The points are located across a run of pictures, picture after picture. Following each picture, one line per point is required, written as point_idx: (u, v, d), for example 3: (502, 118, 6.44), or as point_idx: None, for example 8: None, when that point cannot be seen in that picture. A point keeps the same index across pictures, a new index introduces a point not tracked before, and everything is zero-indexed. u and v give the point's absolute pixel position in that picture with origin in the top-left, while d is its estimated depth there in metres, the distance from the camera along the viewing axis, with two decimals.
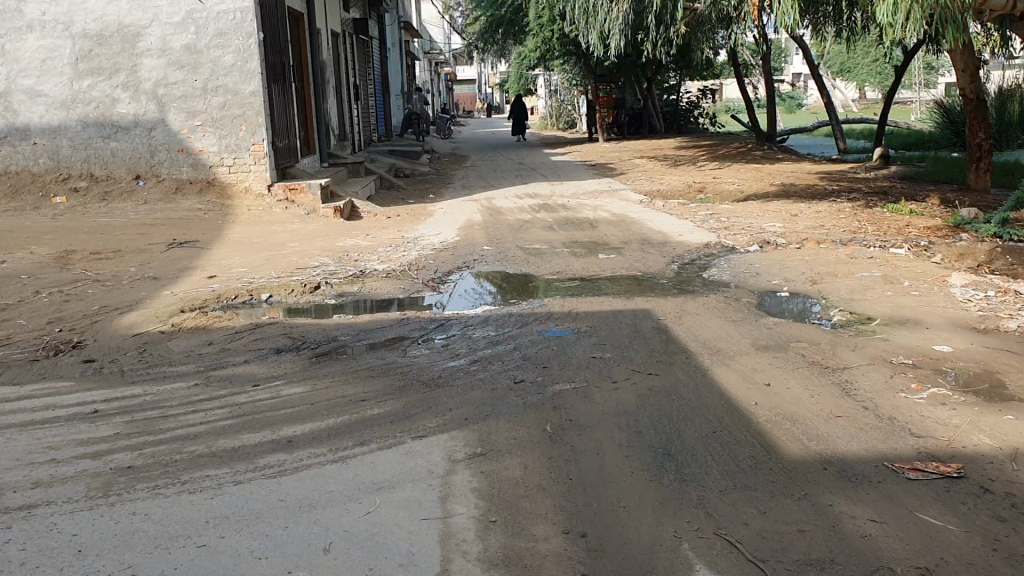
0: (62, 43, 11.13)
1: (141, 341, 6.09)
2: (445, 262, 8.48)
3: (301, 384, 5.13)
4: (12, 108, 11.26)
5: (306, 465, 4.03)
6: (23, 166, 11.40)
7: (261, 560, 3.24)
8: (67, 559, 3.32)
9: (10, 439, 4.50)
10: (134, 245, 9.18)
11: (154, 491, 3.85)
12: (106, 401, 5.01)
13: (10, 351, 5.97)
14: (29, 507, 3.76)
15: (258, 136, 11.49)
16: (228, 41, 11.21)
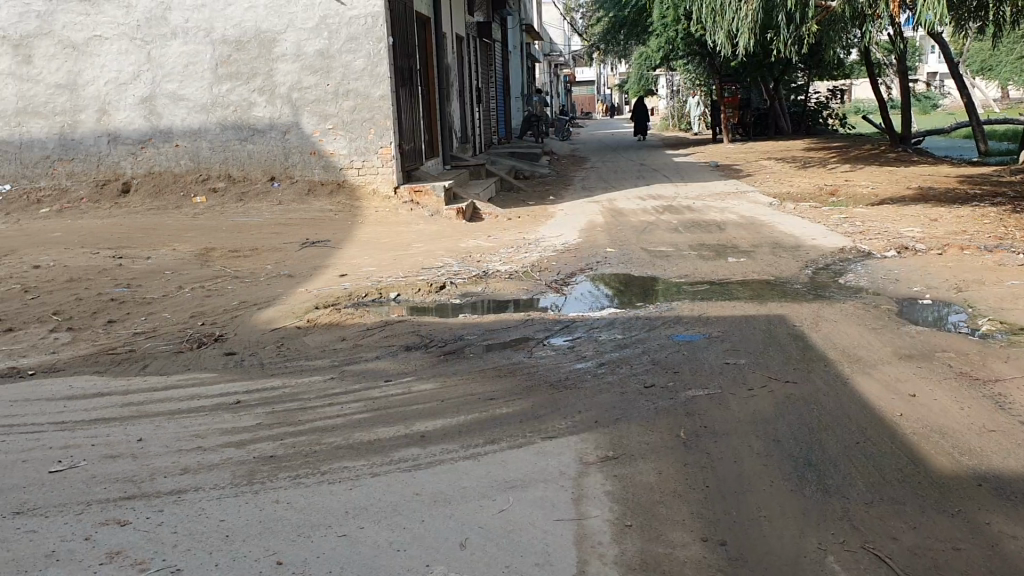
0: (203, 48, 11.64)
1: (278, 336, 6.30)
2: (569, 264, 8.47)
3: (432, 381, 5.19)
4: (156, 112, 11.82)
5: (440, 460, 4.08)
6: (166, 167, 11.97)
7: (399, 552, 3.30)
8: (216, 543, 3.46)
9: (159, 427, 4.73)
10: (271, 244, 9.52)
11: (296, 480, 3.98)
12: (248, 392, 5.20)
13: (157, 343, 6.27)
14: (179, 492, 3.94)
15: (386, 140, 11.74)
16: (359, 46, 11.49)
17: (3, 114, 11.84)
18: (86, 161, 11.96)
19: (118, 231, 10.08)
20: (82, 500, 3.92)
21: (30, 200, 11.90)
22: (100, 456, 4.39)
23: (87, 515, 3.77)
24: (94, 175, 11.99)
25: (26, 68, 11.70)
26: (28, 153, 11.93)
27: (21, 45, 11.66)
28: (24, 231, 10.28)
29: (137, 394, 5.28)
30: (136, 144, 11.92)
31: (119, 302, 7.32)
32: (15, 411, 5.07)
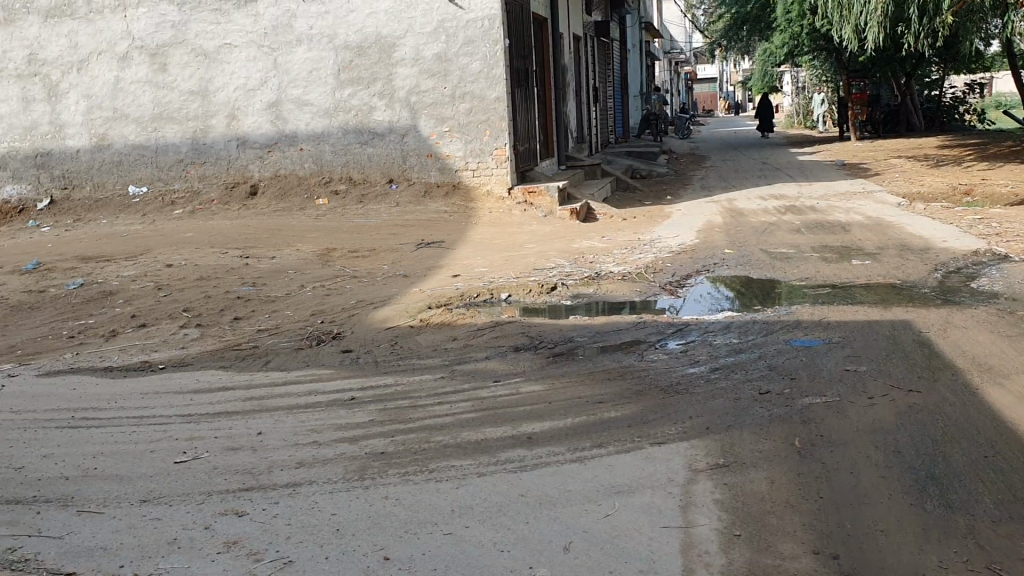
0: (326, 54, 11.99)
1: (392, 334, 6.43)
2: (684, 265, 8.33)
3: (540, 383, 5.20)
4: (282, 117, 12.24)
5: (546, 462, 4.08)
6: (291, 170, 12.40)
7: (502, 553, 3.32)
8: (327, 536, 3.57)
9: (277, 421, 4.90)
10: (388, 244, 9.72)
11: (404, 477, 4.05)
12: (362, 389, 5.33)
13: (279, 340, 6.50)
14: (293, 484, 4.08)
15: (501, 141, 11.81)
16: (476, 49, 11.61)
17: (140, 120, 12.49)
18: (217, 164, 12.50)
19: (245, 232, 10.49)
20: (204, 490, 4.11)
21: (165, 201, 12.52)
22: (222, 448, 4.58)
23: (208, 505, 3.96)
24: (224, 178, 12.51)
25: (162, 77, 12.32)
26: (164, 157, 12.55)
27: (157, 54, 12.29)
28: (159, 231, 10.83)
29: (258, 389, 5.49)
30: (263, 148, 12.38)
31: (244, 300, 7.62)
32: (146, 403, 5.35)
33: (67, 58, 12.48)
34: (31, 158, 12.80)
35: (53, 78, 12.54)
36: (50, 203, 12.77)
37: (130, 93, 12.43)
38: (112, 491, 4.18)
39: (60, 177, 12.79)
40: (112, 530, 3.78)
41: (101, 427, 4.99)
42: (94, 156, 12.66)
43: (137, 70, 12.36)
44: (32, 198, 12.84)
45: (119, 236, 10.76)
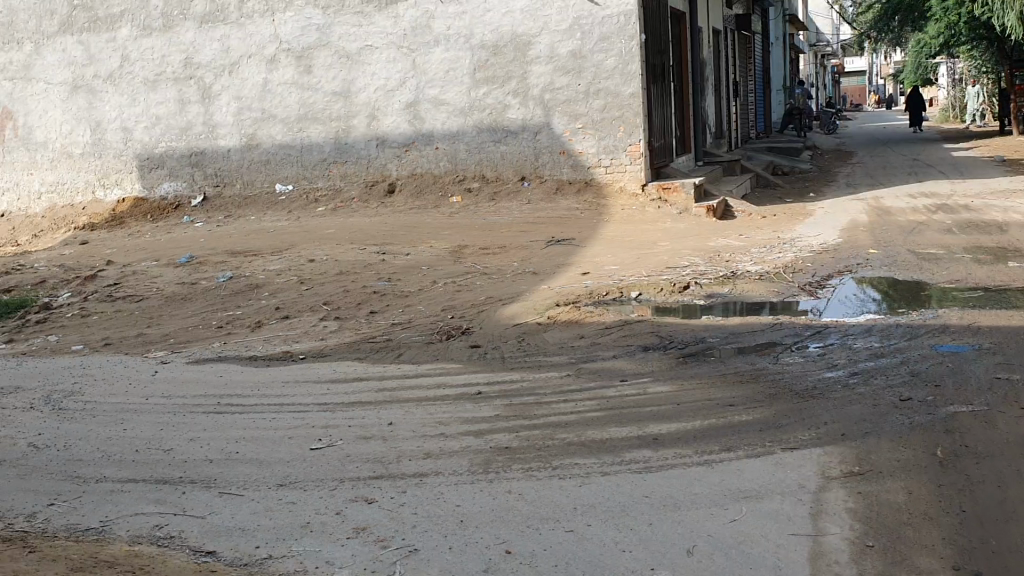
0: (463, 54, 12.18)
1: (520, 331, 6.47)
2: (824, 266, 8.03)
3: (669, 383, 5.12)
4: (419, 116, 12.51)
5: (672, 464, 4.01)
6: (427, 169, 12.64)
7: (624, 553, 3.30)
8: (451, 527, 3.64)
9: (406, 413, 5.01)
10: (519, 242, 9.79)
11: (528, 473, 4.08)
12: (489, 384, 5.39)
13: (410, 334, 6.65)
14: (421, 475, 4.17)
15: (636, 137, 11.70)
16: (612, 45, 11.56)
17: (287, 120, 13.00)
18: (357, 164, 12.87)
19: (382, 229, 10.77)
20: (336, 477, 4.26)
21: (309, 199, 13.00)
22: (355, 437, 4.72)
23: (340, 491, 4.10)
24: (364, 176, 12.87)
25: (307, 78, 12.81)
26: (308, 156, 13.02)
27: (303, 57, 12.78)
28: (303, 228, 11.23)
29: (390, 381, 5.63)
30: (401, 147, 12.67)
31: (379, 295, 7.82)
32: (285, 391, 5.58)
33: (220, 61, 13.12)
34: (186, 157, 13.49)
35: (207, 81, 13.20)
36: (203, 200, 13.44)
37: (277, 95, 12.96)
38: (252, 474, 4.37)
39: (213, 175, 13.43)
40: (251, 512, 3.96)
41: (244, 413, 5.23)
42: (243, 155, 13.25)
43: (284, 72, 12.89)
44: (187, 195, 13.54)
45: (265, 232, 11.22)
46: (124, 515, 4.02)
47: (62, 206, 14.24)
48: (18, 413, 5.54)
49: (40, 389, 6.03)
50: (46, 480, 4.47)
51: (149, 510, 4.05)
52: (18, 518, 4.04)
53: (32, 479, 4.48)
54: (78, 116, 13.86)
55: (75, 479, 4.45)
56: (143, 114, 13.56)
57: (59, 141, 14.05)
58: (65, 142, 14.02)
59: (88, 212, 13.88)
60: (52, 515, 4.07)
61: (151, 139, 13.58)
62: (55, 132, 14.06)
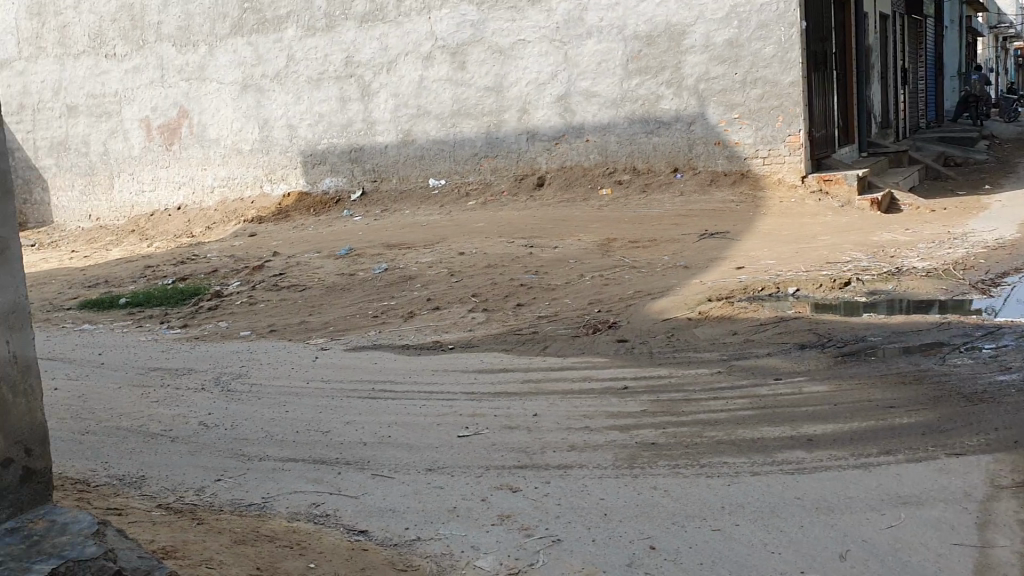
0: (616, 46, 12.15)
1: (670, 326, 6.38)
2: (999, 262, 7.52)
3: (825, 383, 4.93)
4: (571, 109, 12.53)
5: (826, 466, 3.86)
6: (577, 161, 12.63)
7: (773, 554, 3.21)
8: (595, 520, 3.65)
9: (552, 404, 5.04)
10: (670, 235, 9.65)
11: (674, 469, 4.02)
12: (636, 379, 5.34)
13: (558, 327, 6.67)
14: (565, 466, 4.19)
15: (795, 127, 11.36)
16: (770, 32, 11.30)
17: (441, 116, 13.27)
18: (508, 158, 13.00)
19: (532, 222, 10.84)
20: (482, 465, 4.33)
21: (461, 193, 13.20)
22: (500, 426, 4.78)
23: (485, 478, 4.17)
24: (514, 170, 12.99)
25: (461, 74, 13.04)
26: (462, 151, 13.24)
27: (457, 53, 13.02)
28: (455, 221, 11.44)
29: (537, 373, 5.66)
30: (552, 140, 12.71)
31: (528, 288, 7.89)
32: (435, 380, 5.71)
33: (379, 59, 13.53)
34: (346, 152, 13.98)
35: (366, 79, 13.64)
36: (362, 194, 13.89)
37: (432, 91, 13.27)
38: (402, 458, 4.50)
39: (371, 170, 13.87)
40: (401, 495, 4.09)
41: (395, 399, 5.40)
42: (399, 150, 13.60)
43: (439, 68, 13.18)
44: (347, 190, 14.04)
45: (419, 225, 11.51)
46: (284, 492, 4.22)
47: (232, 200, 15.02)
48: (190, 393, 5.92)
49: (210, 371, 6.41)
50: (214, 457, 4.75)
51: (307, 488, 4.24)
52: (189, 492, 4.30)
53: (202, 455, 4.77)
54: (248, 115, 14.59)
55: (241, 457, 4.71)
56: (306, 112, 14.15)
57: (229, 138, 14.82)
58: (236, 139, 14.78)
59: (255, 206, 14.57)
60: (219, 489, 4.32)
61: (314, 136, 14.14)
62: (226, 129, 14.84)
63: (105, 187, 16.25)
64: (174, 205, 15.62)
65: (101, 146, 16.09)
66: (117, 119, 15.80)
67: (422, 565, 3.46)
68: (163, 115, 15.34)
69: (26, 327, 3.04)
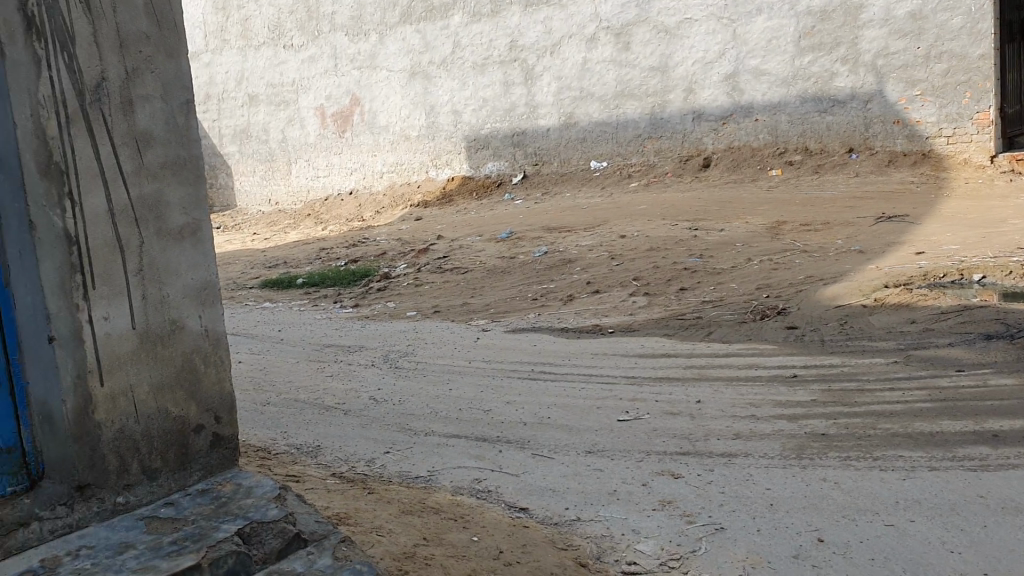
0: (788, 22, 11.74)
1: (842, 313, 6.12)
2: None
3: (1014, 376, 4.61)
4: (739, 88, 12.19)
5: (1014, 464, 3.62)
6: (745, 142, 12.29)
7: (952, 553, 3.07)
8: (760, 509, 3.57)
9: (716, 391, 4.95)
10: (843, 218, 9.25)
11: (845, 461, 3.87)
12: (806, 367, 5.17)
13: (723, 312, 6.53)
14: (729, 455, 4.12)
15: (984, 103, 10.76)
16: (958, 4, 10.73)
17: (604, 98, 13.18)
18: (673, 139, 12.78)
19: (697, 204, 10.64)
20: (642, 449, 4.31)
21: (623, 174, 13.06)
22: (662, 411, 4.74)
23: (646, 463, 4.15)
24: (679, 152, 12.76)
25: (626, 55, 12.92)
26: (624, 133, 13.12)
27: (622, 34, 12.91)
28: (617, 204, 11.37)
29: (700, 358, 5.57)
30: (718, 120, 12.41)
31: (691, 271, 7.75)
32: (596, 362, 5.71)
33: (543, 43, 13.58)
34: (510, 136, 14.12)
35: (530, 63, 13.71)
36: (524, 177, 14.00)
37: (596, 73, 13.20)
38: (563, 439, 4.54)
39: (533, 154, 13.94)
40: (561, 475, 4.12)
41: (557, 381, 5.44)
42: (562, 134, 13.61)
43: (603, 50, 13.10)
44: (509, 173, 14.19)
45: (581, 208, 11.51)
46: (448, 466, 4.34)
47: (400, 185, 15.48)
48: (362, 369, 6.18)
49: (380, 349, 6.66)
50: (384, 430, 4.93)
51: (470, 464, 4.35)
52: (359, 462, 4.49)
53: (372, 429, 4.96)
54: (415, 102, 14.98)
55: (408, 431, 4.87)
56: (471, 97, 14.39)
57: (398, 125, 15.27)
58: (404, 125, 15.21)
59: (422, 190, 14.96)
60: (388, 462, 4.48)
61: (479, 121, 14.35)
62: (395, 116, 15.29)
63: (284, 172, 17.11)
64: (346, 190, 16.26)
65: (280, 134, 16.94)
66: (295, 108, 16.59)
67: (582, 545, 3.49)
68: (337, 103, 15.97)
69: (217, 303, 3.24)
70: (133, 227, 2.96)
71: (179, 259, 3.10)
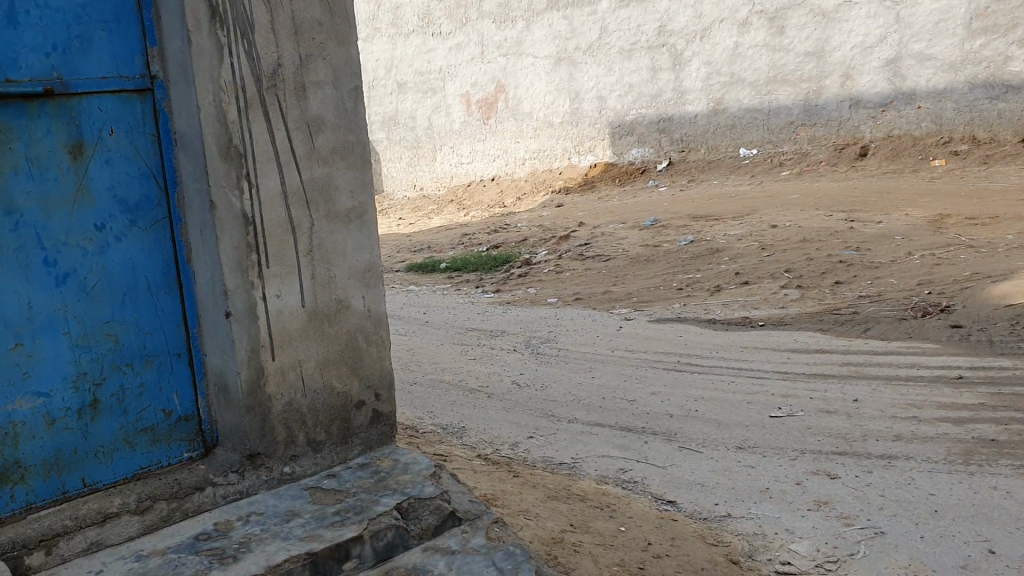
0: (958, 3, 11.14)
1: (1013, 312, 5.75)
2: None
3: None
4: (901, 73, 11.63)
5: None
6: (906, 130, 11.74)
7: None
8: (924, 515, 3.44)
9: (875, 390, 4.77)
10: (1014, 211, 8.70)
11: (1019, 471, 3.70)
12: (973, 368, 4.91)
13: (880, 308, 6.26)
14: (890, 457, 3.97)
15: None
16: None
17: (756, 84, 12.80)
18: (828, 126, 12.33)
19: (852, 194, 10.25)
20: (796, 447, 4.19)
21: (774, 162, 12.69)
22: (817, 409, 4.60)
23: (800, 462, 4.03)
24: (834, 139, 12.31)
25: (779, 40, 12.50)
26: (776, 120, 12.71)
27: (776, 18, 12.50)
28: (766, 193, 11.06)
29: (856, 355, 5.37)
30: (878, 107, 11.88)
31: (846, 265, 7.45)
32: (745, 356, 5.58)
33: (692, 27, 13.30)
34: (655, 123, 13.93)
35: (679, 48, 13.45)
36: (668, 164, 13.81)
37: (747, 58, 12.82)
38: (711, 433, 4.45)
39: (679, 141, 13.72)
40: (709, 470, 4.05)
41: (704, 373, 5.34)
42: (710, 120, 13.32)
43: (756, 34, 12.71)
44: (654, 160, 14.01)
45: (728, 197, 11.26)
46: (592, 455, 4.33)
47: (542, 171, 15.54)
48: (504, 353, 6.24)
49: (522, 334, 6.70)
50: (527, 415, 4.96)
51: (615, 453, 4.32)
52: (504, 445, 4.53)
53: (516, 413, 5.00)
54: (560, 88, 14.98)
55: (551, 417, 4.89)
56: (617, 83, 14.27)
57: (542, 111, 15.30)
58: (548, 112, 15.23)
59: (564, 176, 14.96)
60: (532, 446, 4.51)
61: (624, 107, 14.22)
62: (539, 103, 15.34)
63: (429, 158, 17.44)
64: (489, 176, 16.45)
65: (426, 120, 17.29)
66: (441, 95, 16.87)
67: (734, 543, 3.41)
68: (482, 90, 16.14)
69: (379, 284, 3.32)
70: (304, 209, 3.08)
71: (346, 241, 3.20)
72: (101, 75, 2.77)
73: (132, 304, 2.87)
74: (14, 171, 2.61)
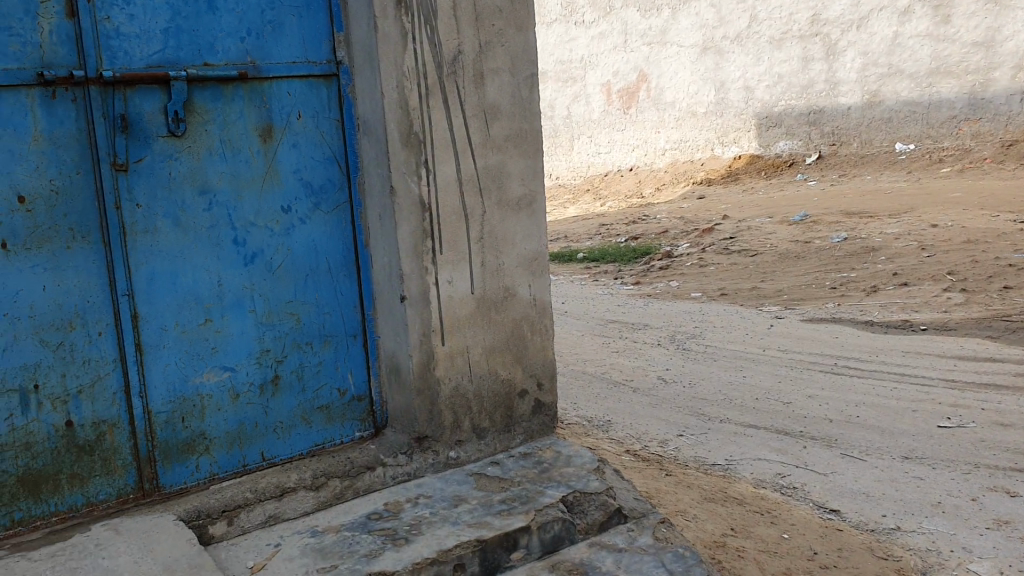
0: None
1: None
2: None
3: None
4: None
5: None
6: None
7: None
8: None
9: None
10: None
11: None
12: None
13: None
14: None
15: None
16: None
17: (916, 76, 12.20)
18: (995, 121, 11.66)
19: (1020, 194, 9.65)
20: (969, 461, 3.96)
21: (933, 158, 12.11)
22: (991, 422, 4.33)
23: (974, 477, 3.80)
24: (1001, 135, 11.66)
25: (945, 29, 11.86)
26: (937, 114, 12.09)
27: (942, 6, 11.87)
28: (924, 190, 10.53)
29: None
30: None
31: (1017, 268, 7.01)
32: (907, 361, 5.32)
33: (849, 16, 12.78)
34: (805, 115, 13.45)
35: (834, 37, 12.95)
36: (818, 158, 13.31)
37: (908, 48, 12.23)
38: (874, 441, 4.25)
39: (830, 134, 13.22)
40: (875, 479, 3.87)
41: (863, 377, 5.12)
42: (865, 113, 12.79)
43: (918, 23, 12.10)
44: (802, 153, 13.53)
45: (881, 194, 10.77)
46: (748, 457, 4.19)
47: (682, 162, 15.26)
48: (648, 347, 6.13)
49: (667, 329, 6.58)
50: (676, 412, 4.86)
51: (771, 457, 4.17)
52: (652, 442, 4.44)
53: (664, 409, 4.90)
54: (706, 77, 14.66)
55: (702, 416, 4.77)
56: (766, 73, 13.84)
57: (686, 101, 15.00)
58: (691, 102, 14.93)
59: (706, 168, 14.62)
60: (682, 445, 4.40)
61: (772, 98, 13.77)
62: (682, 92, 15.05)
63: (567, 147, 17.39)
64: (627, 166, 16.29)
65: (566, 110, 17.25)
66: (582, 84, 16.81)
67: (906, 558, 3.23)
68: (625, 79, 15.99)
69: (546, 273, 3.29)
70: (478, 196, 3.08)
71: (515, 229, 3.19)
72: (291, 59, 2.83)
73: (313, 285, 2.93)
74: (209, 152, 2.70)
